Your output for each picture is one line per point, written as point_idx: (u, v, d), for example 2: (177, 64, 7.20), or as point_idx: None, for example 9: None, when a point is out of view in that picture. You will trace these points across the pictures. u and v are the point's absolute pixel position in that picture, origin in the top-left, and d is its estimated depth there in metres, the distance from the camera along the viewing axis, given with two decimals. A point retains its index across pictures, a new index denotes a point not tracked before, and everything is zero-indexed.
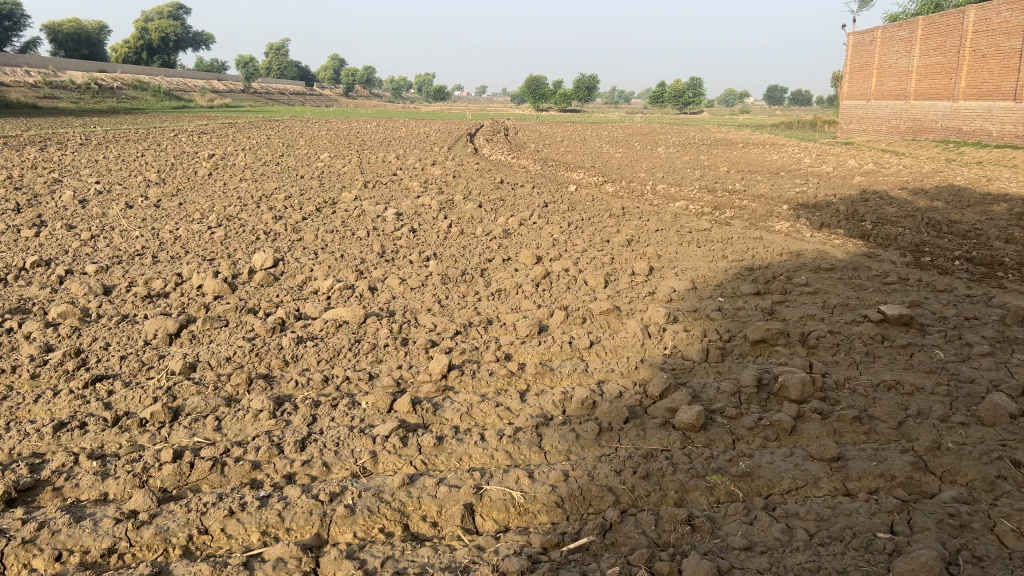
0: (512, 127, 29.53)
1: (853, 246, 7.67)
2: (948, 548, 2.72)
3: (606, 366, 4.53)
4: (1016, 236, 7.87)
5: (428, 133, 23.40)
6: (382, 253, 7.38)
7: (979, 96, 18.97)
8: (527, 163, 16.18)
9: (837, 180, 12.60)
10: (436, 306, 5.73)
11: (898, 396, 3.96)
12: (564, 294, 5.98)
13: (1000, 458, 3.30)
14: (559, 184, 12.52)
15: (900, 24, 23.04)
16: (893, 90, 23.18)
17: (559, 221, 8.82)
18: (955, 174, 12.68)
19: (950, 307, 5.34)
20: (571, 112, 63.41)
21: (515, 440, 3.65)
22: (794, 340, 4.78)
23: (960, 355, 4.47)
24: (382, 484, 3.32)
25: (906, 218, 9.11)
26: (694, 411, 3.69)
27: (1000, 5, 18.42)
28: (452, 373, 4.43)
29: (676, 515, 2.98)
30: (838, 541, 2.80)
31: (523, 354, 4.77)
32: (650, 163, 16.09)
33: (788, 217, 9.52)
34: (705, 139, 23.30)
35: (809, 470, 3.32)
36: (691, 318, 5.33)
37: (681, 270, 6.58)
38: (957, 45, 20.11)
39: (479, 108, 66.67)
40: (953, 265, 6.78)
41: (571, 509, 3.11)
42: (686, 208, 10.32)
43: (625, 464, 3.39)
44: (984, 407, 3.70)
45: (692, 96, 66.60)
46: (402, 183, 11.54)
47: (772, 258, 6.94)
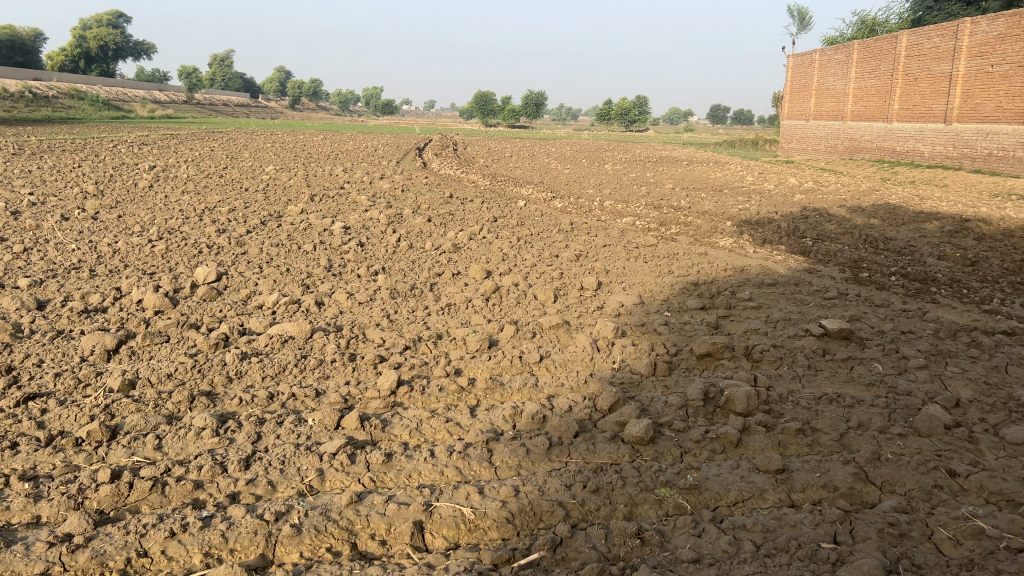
0: (459, 142, 29.61)
1: (794, 261, 7.86)
2: (889, 556, 2.78)
3: (556, 380, 4.53)
4: (948, 253, 8.17)
5: (375, 147, 23.28)
6: (329, 267, 7.29)
7: (912, 118, 19.67)
8: (476, 178, 16.22)
9: (778, 198, 12.91)
10: (384, 321, 5.68)
11: (839, 408, 4.05)
12: (514, 309, 5.99)
13: (936, 468, 3.40)
14: (508, 199, 12.58)
15: (836, 47, 23.77)
16: (832, 111, 23.88)
17: (508, 235, 8.85)
18: (890, 192, 13.10)
19: (888, 322, 5.50)
20: (520, 128, 63.78)
21: (465, 456, 3.63)
22: (739, 354, 4.87)
23: (897, 367, 4.60)
24: (329, 502, 3.27)
25: (845, 235, 9.38)
26: (642, 424, 3.71)
27: (931, 31, 19.04)
28: (401, 390, 4.39)
29: (626, 529, 3.00)
30: (784, 552, 2.84)
31: (473, 369, 4.75)
32: (597, 179, 16.30)
33: (731, 233, 9.72)
34: (650, 156, 23.71)
35: (754, 482, 3.37)
36: (639, 333, 5.40)
37: (628, 284, 6.67)
38: (891, 68, 20.81)
39: (428, 123, 66.76)
40: (889, 281, 6.99)
41: (521, 525, 3.10)
42: (632, 224, 10.46)
43: (574, 478, 3.39)
44: (921, 418, 3.81)
45: (637, 115, 67.81)
46: (349, 197, 11.45)
47: (716, 273, 7.07)
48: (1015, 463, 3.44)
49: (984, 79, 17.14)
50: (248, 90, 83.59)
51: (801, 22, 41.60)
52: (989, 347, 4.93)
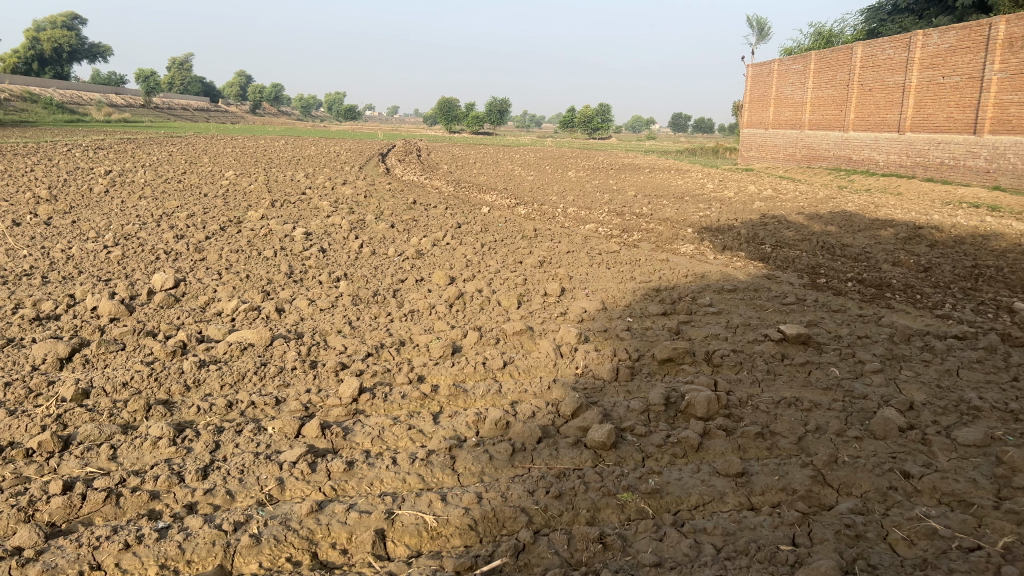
0: (422, 148, 29.53)
1: (753, 267, 7.98)
2: (845, 557, 2.83)
3: (519, 386, 4.53)
4: (903, 259, 8.35)
5: (338, 152, 23.14)
6: (290, 273, 7.21)
7: (867, 127, 20.11)
8: (439, 184, 16.17)
9: (738, 205, 13.08)
10: (346, 328, 5.64)
11: (798, 412, 4.11)
12: (477, 315, 5.99)
13: (891, 470, 3.47)
14: (472, 205, 12.58)
15: (794, 57, 24.19)
16: (790, 119, 24.31)
17: (471, 242, 8.84)
18: (846, 200, 13.34)
19: (844, 327, 5.61)
20: (484, 134, 63.79)
21: (427, 463, 3.61)
22: (700, 359, 4.92)
23: (853, 371, 4.69)
24: (289, 511, 3.23)
25: (803, 242, 9.54)
26: (605, 429, 3.73)
27: (885, 43, 19.46)
28: (363, 397, 4.35)
29: (588, 534, 3.01)
30: (744, 554, 2.87)
31: (436, 375, 4.73)
32: (560, 186, 16.36)
33: (692, 239, 9.83)
34: (612, 163, 23.87)
35: (715, 486, 3.40)
36: (602, 338, 5.43)
37: (592, 291, 6.71)
38: (847, 78, 21.23)
39: (392, 129, 66.54)
40: (846, 287, 7.13)
41: (483, 532, 3.09)
42: (595, 230, 10.53)
43: (537, 484, 3.39)
44: (876, 421, 3.88)
45: (601, 122, 68.31)
46: (311, 203, 11.33)
47: (678, 279, 7.15)
48: (966, 464, 3.53)
49: (935, 90, 17.54)
50: (208, 93, 82.53)
51: (760, 32, 42.32)
52: (941, 351, 5.05)
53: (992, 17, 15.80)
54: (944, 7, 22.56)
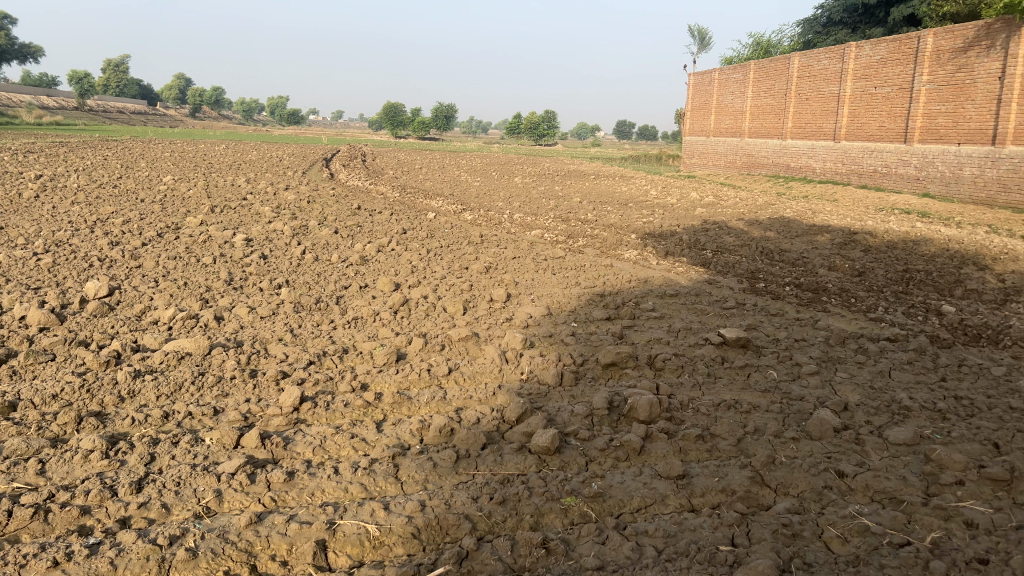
0: (367, 153, 29.31)
1: (695, 272, 8.12)
2: (782, 556, 2.89)
3: (464, 393, 4.52)
4: (838, 264, 8.60)
5: (281, 157, 22.81)
6: (230, 280, 7.08)
7: (804, 135, 20.67)
8: (385, 189, 16.08)
9: (680, 211, 13.29)
10: (288, 336, 5.55)
11: (737, 414, 4.19)
12: (423, 322, 5.96)
13: (826, 469, 3.56)
14: (418, 211, 12.52)
15: (734, 66, 24.70)
16: (731, 127, 24.82)
17: (417, 247, 8.80)
18: (784, 206, 13.68)
19: (782, 330, 5.75)
20: (430, 139, 63.64)
21: (370, 472, 3.58)
22: (642, 363, 4.97)
23: (791, 373, 4.80)
24: (227, 524, 3.16)
25: (743, 247, 9.74)
26: (548, 434, 3.75)
27: (820, 54, 20.02)
28: (304, 406, 4.29)
29: (531, 539, 3.01)
30: (684, 556, 2.91)
31: (380, 383, 4.69)
32: (506, 192, 16.42)
33: (636, 245, 9.96)
34: (557, 169, 24.04)
35: (657, 488, 3.45)
36: (547, 343, 5.45)
37: (537, 296, 6.74)
38: (785, 87, 21.78)
39: (337, 134, 65.91)
40: (784, 291, 7.31)
41: (427, 540, 3.07)
42: (541, 236, 10.59)
43: (481, 490, 3.39)
44: (812, 422, 3.98)
45: (547, 129, 68.79)
46: (252, 208, 11.15)
47: (621, 284, 7.24)
48: (897, 463, 3.64)
49: (868, 100, 18.09)
50: (145, 96, 80.53)
51: (702, 42, 43.12)
52: (874, 353, 5.21)
53: (921, 30, 16.33)
54: (877, 20, 23.30)
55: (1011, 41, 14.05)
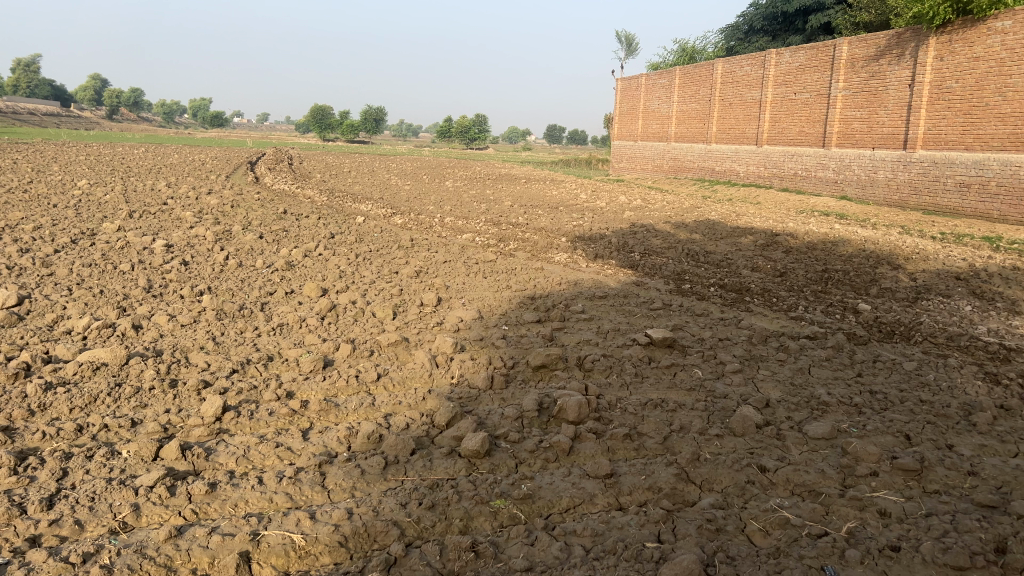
0: (294, 156, 28.80)
1: (623, 274, 8.25)
2: (706, 551, 2.96)
3: (393, 398, 4.48)
4: (761, 265, 8.86)
5: (204, 160, 22.22)
6: (149, 288, 6.86)
7: (728, 140, 21.23)
8: (312, 193, 15.82)
9: (610, 215, 13.48)
10: (210, 344, 5.41)
11: (663, 412, 4.26)
12: (351, 327, 5.89)
13: (749, 464, 3.65)
14: (347, 215, 12.36)
15: (660, 72, 25.18)
16: (658, 132, 25.30)
17: (346, 252, 8.70)
18: (709, 209, 14.00)
19: (707, 330, 5.89)
20: (360, 142, 63.00)
21: (296, 481, 3.51)
22: (572, 365, 5.02)
23: (715, 372, 4.92)
24: (145, 538, 3.06)
25: (670, 249, 9.94)
26: (478, 438, 3.75)
27: (742, 61, 20.57)
28: (227, 416, 4.19)
29: (460, 543, 3.01)
30: (612, 554, 2.95)
31: (306, 391, 4.61)
32: (436, 195, 16.36)
33: (566, 248, 10.05)
34: (487, 173, 24.06)
35: (585, 488, 3.48)
36: (478, 346, 5.46)
37: (468, 300, 6.74)
38: (709, 93, 22.31)
39: (262, 137, 64.61)
40: (709, 292, 7.48)
41: (354, 548, 3.03)
42: (472, 240, 10.59)
43: (410, 496, 3.36)
44: (736, 419, 4.08)
45: (478, 133, 68.88)
46: (174, 213, 10.82)
47: (552, 286, 7.30)
48: (816, 456, 3.76)
49: (788, 106, 18.69)
50: (59, 96, 77.42)
51: (629, 47, 43.78)
52: (794, 351, 5.38)
53: (837, 39, 16.91)
54: (795, 28, 24.05)
55: (919, 50, 14.63)
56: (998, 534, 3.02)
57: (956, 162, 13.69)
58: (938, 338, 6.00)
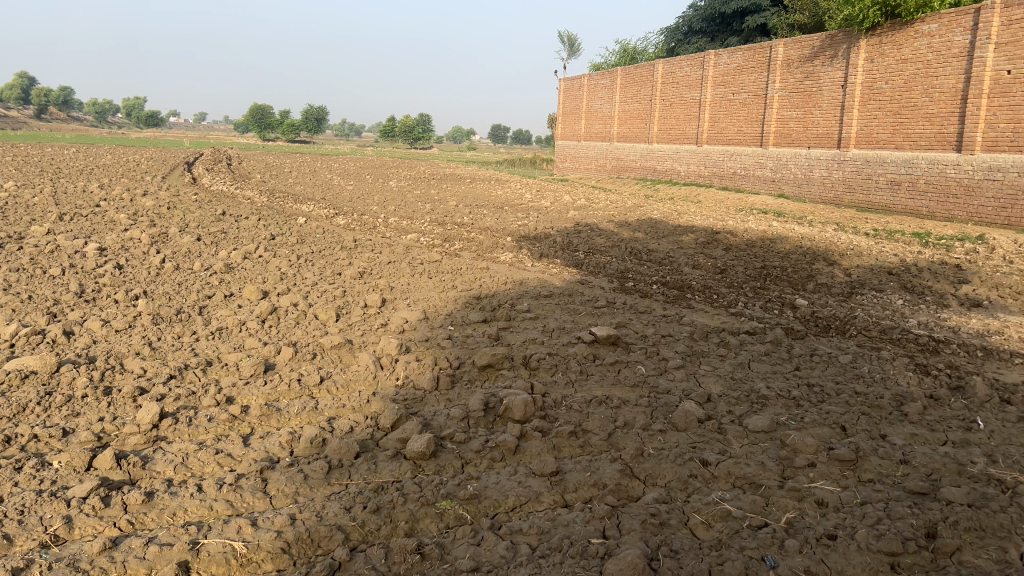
0: (234, 156, 28.25)
1: (568, 273, 8.30)
2: (650, 545, 2.99)
3: (336, 401, 4.43)
4: (702, 262, 9.01)
5: (138, 161, 21.62)
6: (81, 292, 6.65)
7: (669, 139, 21.54)
8: (252, 194, 15.53)
9: (554, 214, 13.54)
10: (146, 349, 5.27)
11: (608, 409, 4.31)
12: (292, 330, 5.80)
13: (691, 458, 3.71)
14: (288, 216, 12.17)
15: (602, 72, 25.38)
16: (601, 132, 25.52)
17: (287, 254, 8.57)
18: (652, 208, 14.18)
19: (650, 327, 5.97)
20: (301, 142, 62.18)
21: (237, 488, 3.44)
22: (517, 364, 5.03)
23: (659, 368, 4.99)
24: (78, 551, 2.97)
25: (613, 248, 10.03)
26: (423, 440, 3.73)
27: (682, 62, 20.88)
28: (165, 423, 4.08)
29: (406, 545, 2.99)
30: (558, 551, 2.96)
31: (246, 396, 4.52)
32: (380, 195, 16.22)
33: (511, 247, 10.07)
34: (431, 173, 23.95)
35: (531, 486, 3.49)
36: (423, 347, 5.43)
37: (413, 300, 6.70)
38: (650, 93, 22.60)
39: (200, 136, 63.20)
40: (652, 289, 7.58)
41: (297, 554, 2.99)
42: (416, 240, 10.53)
43: (354, 500, 3.33)
44: (678, 414, 4.15)
45: (421, 132, 68.58)
46: (106, 215, 10.51)
47: (497, 286, 7.30)
48: (756, 449, 3.84)
49: (727, 106, 19.04)
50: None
51: (571, 47, 44.08)
52: (735, 346, 5.50)
53: (773, 40, 17.29)
54: (733, 29, 24.51)
55: (851, 52, 15.05)
56: (929, 520, 3.13)
57: (887, 160, 14.14)
58: (872, 331, 6.20)
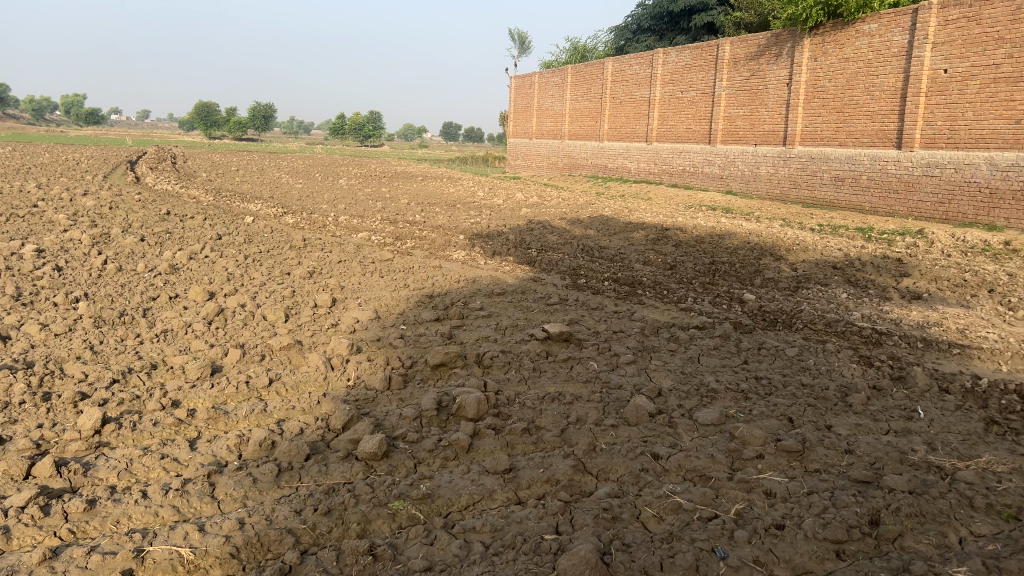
0: (178, 154, 27.65)
1: (521, 271, 8.31)
2: (603, 539, 3.02)
3: (286, 403, 4.36)
4: (652, 258, 9.11)
5: (78, 160, 21.03)
6: (18, 295, 6.43)
7: (620, 137, 21.74)
8: (197, 193, 15.23)
9: (506, 212, 13.55)
10: (87, 353, 5.12)
11: (561, 405, 4.33)
12: (240, 331, 5.70)
13: (642, 452, 3.75)
14: (236, 215, 11.97)
15: (552, 70, 25.47)
16: (552, 130, 25.62)
17: (235, 254, 8.42)
18: (603, 205, 14.29)
19: (602, 323, 6.01)
20: (248, 140, 61.19)
21: (183, 493, 3.37)
22: (470, 362, 5.02)
23: (611, 364, 5.03)
24: (17, 563, 2.87)
25: (566, 245, 10.08)
26: (375, 440, 3.70)
27: (631, 60, 21.07)
28: (107, 428, 3.98)
29: (358, 547, 2.96)
30: (511, 548, 2.97)
31: (193, 400, 4.43)
32: (330, 193, 16.05)
33: (463, 245, 10.04)
34: (382, 171, 23.77)
35: (484, 484, 3.49)
36: (374, 347, 5.38)
37: (364, 300, 6.64)
38: (600, 91, 22.76)
39: (143, 134, 61.75)
40: (604, 286, 7.64)
41: (247, 558, 2.94)
42: (367, 238, 10.45)
43: (305, 502, 3.29)
44: (629, 409, 4.19)
45: (372, 130, 68.04)
46: (44, 216, 10.20)
47: (450, 284, 7.28)
48: (705, 442, 3.90)
49: (675, 104, 19.28)
50: None
51: (522, 45, 44.20)
52: (685, 341, 5.57)
53: (719, 39, 17.55)
54: (681, 28, 24.80)
55: (796, 51, 15.36)
56: (872, 507, 3.22)
57: (831, 157, 14.47)
58: (818, 324, 6.33)
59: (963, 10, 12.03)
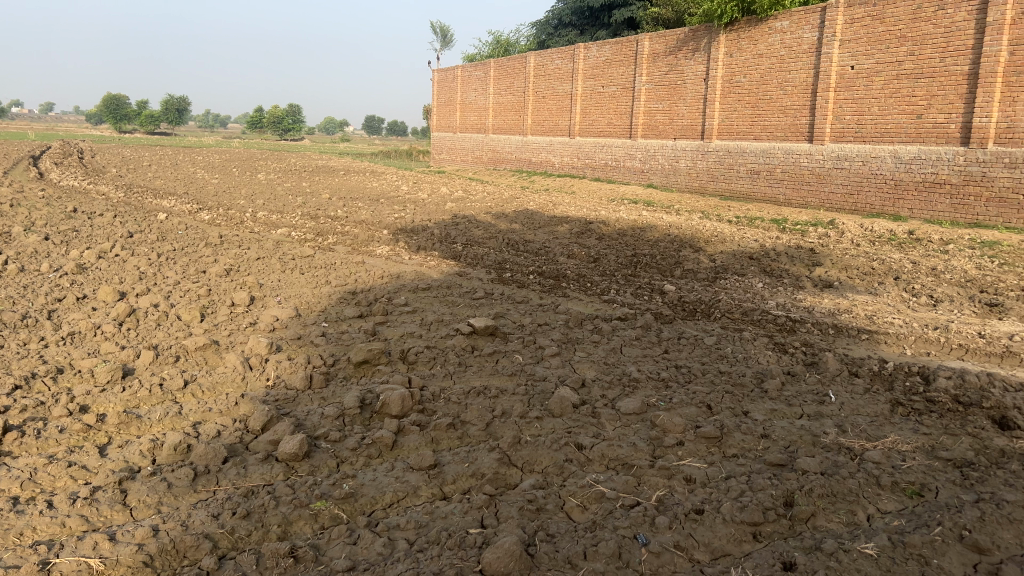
0: (86, 149, 26.52)
1: (445, 265, 8.28)
2: (527, 531, 3.04)
3: (202, 406, 4.23)
4: (575, 251, 9.20)
5: None
6: None
7: (543, 131, 21.86)
8: (107, 190, 14.62)
9: (430, 206, 13.45)
10: None
11: (485, 399, 4.33)
12: (153, 332, 5.50)
13: (566, 443, 3.79)
14: (148, 212, 11.54)
15: (475, 64, 25.42)
16: (476, 123, 25.58)
17: (147, 252, 8.12)
18: (527, 199, 14.36)
19: (527, 316, 6.04)
20: (162, 134, 59.14)
21: (93, 501, 3.24)
22: (395, 358, 4.98)
23: (535, 356, 5.06)
24: None
25: (490, 239, 10.09)
26: (296, 440, 3.63)
27: (553, 54, 21.19)
28: (9, 436, 3.79)
29: (279, 549, 2.90)
30: (436, 544, 2.96)
31: (102, 405, 4.26)
32: (249, 189, 15.66)
33: (387, 241, 9.94)
34: (303, 166, 23.31)
35: (409, 481, 3.47)
36: (295, 346, 5.28)
37: (284, 297, 6.50)
38: (523, 85, 22.83)
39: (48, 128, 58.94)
40: (529, 279, 7.67)
41: (161, 566, 2.85)
42: (288, 235, 10.22)
43: (223, 507, 3.20)
44: (554, 400, 4.22)
45: (292, 124, 66.65)
46: None
47: (373, 280, 7.19)
48: (628, 431, 3.96)
49: (597, 98, 19.49)
50: None
51: (444, 39, 44.00)
52: (608, 332, 5.65)
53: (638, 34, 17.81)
54: (602, 23, 25.09)
55: (712, 47, 15.71)
56: (787, 489, 3.33)
57: (747, 151, 14.89)
58: (735, 313, 6.51)
59: (868, 9, 12.53)
